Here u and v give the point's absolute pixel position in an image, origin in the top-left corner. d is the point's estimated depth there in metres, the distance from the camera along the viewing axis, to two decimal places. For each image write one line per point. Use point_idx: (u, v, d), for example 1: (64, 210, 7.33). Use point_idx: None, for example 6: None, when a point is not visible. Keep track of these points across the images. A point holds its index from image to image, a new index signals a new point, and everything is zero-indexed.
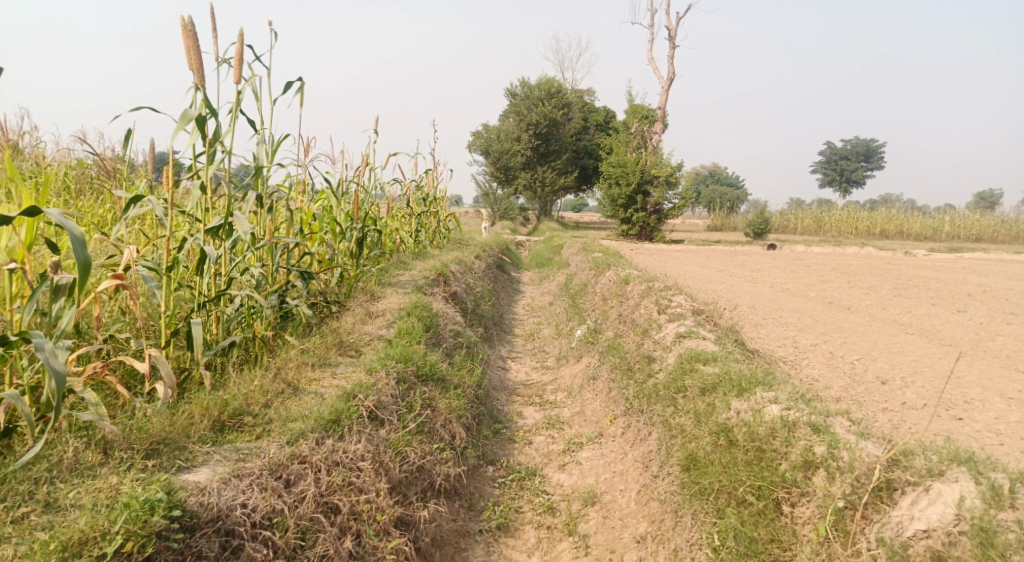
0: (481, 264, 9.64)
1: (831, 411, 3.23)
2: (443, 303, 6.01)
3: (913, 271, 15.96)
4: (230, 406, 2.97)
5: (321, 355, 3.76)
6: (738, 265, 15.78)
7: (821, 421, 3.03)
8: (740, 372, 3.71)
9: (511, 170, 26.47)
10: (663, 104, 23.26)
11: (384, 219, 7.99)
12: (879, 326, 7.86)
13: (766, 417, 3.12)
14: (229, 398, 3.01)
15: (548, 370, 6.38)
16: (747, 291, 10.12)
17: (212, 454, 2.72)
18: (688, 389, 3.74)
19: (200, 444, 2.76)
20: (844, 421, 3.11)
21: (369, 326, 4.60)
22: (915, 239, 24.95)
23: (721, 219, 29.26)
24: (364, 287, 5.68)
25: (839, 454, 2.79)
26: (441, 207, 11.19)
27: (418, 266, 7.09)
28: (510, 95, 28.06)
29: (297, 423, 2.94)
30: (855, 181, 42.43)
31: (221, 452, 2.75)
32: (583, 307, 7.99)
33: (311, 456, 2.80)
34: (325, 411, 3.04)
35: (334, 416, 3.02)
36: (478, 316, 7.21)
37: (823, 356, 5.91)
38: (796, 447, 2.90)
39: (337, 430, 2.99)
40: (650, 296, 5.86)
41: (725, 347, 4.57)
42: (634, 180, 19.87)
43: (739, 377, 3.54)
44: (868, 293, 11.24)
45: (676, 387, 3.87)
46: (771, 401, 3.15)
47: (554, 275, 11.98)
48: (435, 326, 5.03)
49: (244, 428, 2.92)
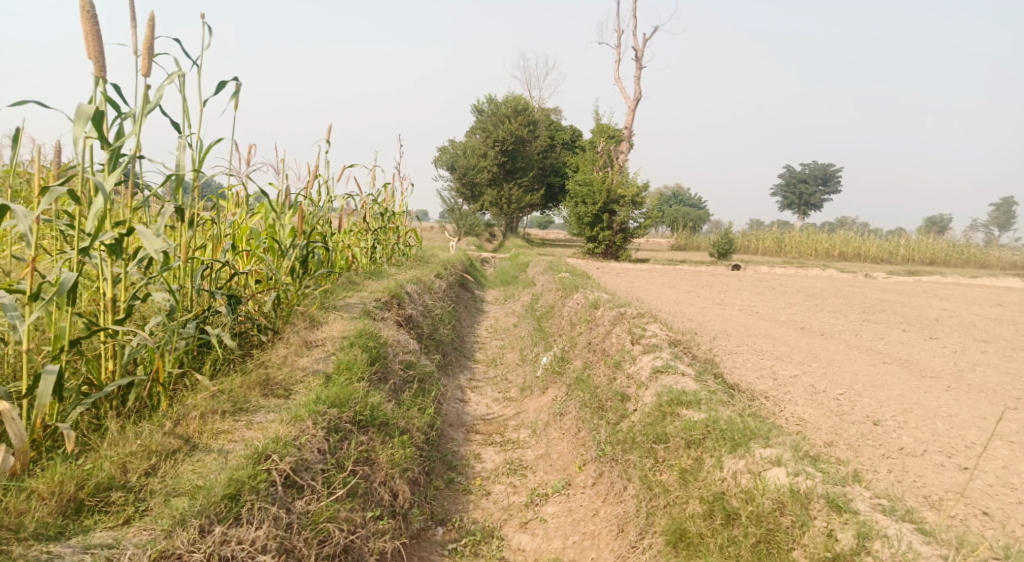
0: (441, 282, 9.08)
1: (843, 476, 2.79)
2: (396, 329, 5.46)
3: (877, 294, 15.87)
4: (91, 479, 2.44)
5: (240, 397, 3.22)
6: (704, 286, 15.51)
7: (840, 495, 2.58)
8: (731, 419, 3.23)
9: (476, 186, 26.02)
10: (629, 124, 23.12)
11: (335, 234, 7.41)
12: (856, 354, 7.50)
13: (770, 484, 2.68)
14: (94, 469, 2.47)
15: (510, 403, 5.83)
16: (717, 315, 9.73)
17: (48, 556, 2.18)
18: (669, 439, 3.24)
19: (38, 539, 2.23)
20: (864, 492, 2.65)
21: (306, 359, 4.05)
22: (874, 262, 25.12)
23: (686, 239, 29.16)
24: (305, 310, 5.14)
25: (874, 550, 2.34)
26: (401, 222, 10.62)
27: (371, 286, 6.51)
28: (476, 110, 27.65)
29: (180, 500, 2.43)
30: (814, 205, 43.01)
31: (65, 549, 2.23)
32: (549, 331, 7.48)
33: (189, 555, 2.30)
34: (219, 484, 2.50)
35: (231, 491, 2.50)
36: (435, 341, 6.64)
37: (806, 389, 5.48)
38: (813, 534, 2.46)
39: (231, 513, 2.46)
40: (622, 324, 5.38)
41: (707, 385, 4.09)
42: (601, 198, 19.58)
43: (732, 426, 3.06)
44: (837, 318, 10.96)
45: (655, 436, 3.37)
46: (775, 464, 2.71)
47: (518, 295, 11.47)
48: (383, 358, 4.49)
49: (111, 509, 2.40)
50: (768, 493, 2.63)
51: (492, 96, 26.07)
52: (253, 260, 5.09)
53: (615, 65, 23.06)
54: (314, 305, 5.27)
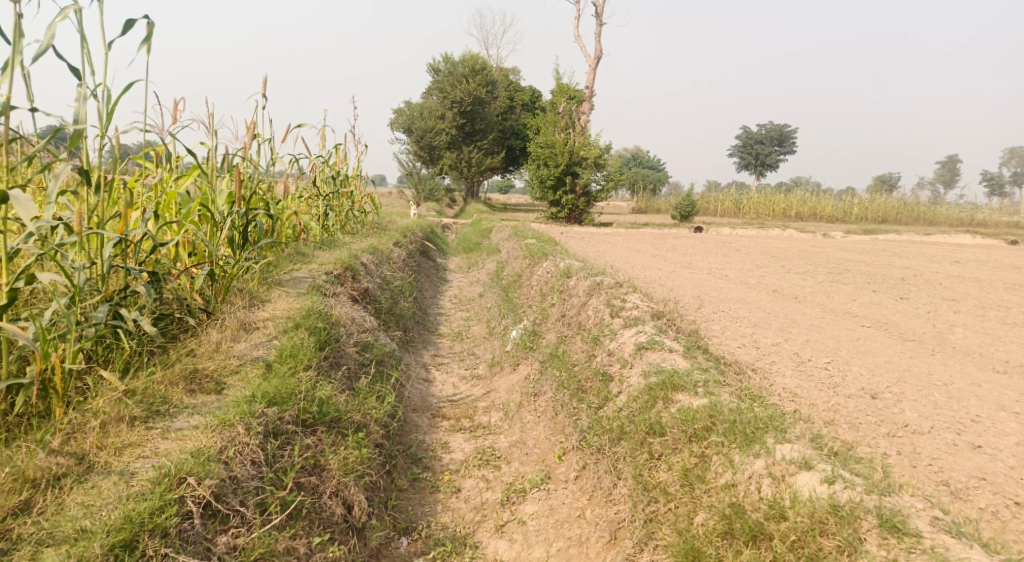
0: (399, 251, 8.51)
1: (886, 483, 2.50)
2: (350, 306, 4.95)
3: (839, 254, 15.82)
4: None
5: (154, 399, 2.73)
6: (669, 249, 15.20)
7: (894, 512, 2.29)
8: (736, 406, 2.85)
9: (435, 150, 25.23)
10: (590, 83, 22.56)
11: (280, 202, 6.79)
12: (834, 317, 7.23)
13: (802, 495, 2.39)
14: None
15: (479, 382, 5.37)
16: (687, 279, 9.39)
17: None
18: (666, 431, 2.87)
19: None
20: (916, 505, 2.39)
21: (241, 347, 3.55)
22: (830, 221, 25.26)
23: (647, 201, 28.92)
24: (245, 286, 4.62)
25: None
26: (356, 188, 9.98)
27: (321, 257, 5.96)
28: (432, 71, 26.67)
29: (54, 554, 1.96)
30: (771, 165, 43.19)
31: None
32: (517, 301, 7.03)
33: None
34: (110, 527, 2.05)
35: (128, 533, 2.06)
36: (395, 316, 6.13)
37: (793, 359, 5.14)
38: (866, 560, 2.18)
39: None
40: (598, 294, 4.96)
41: (698, 363, 3.71)
42: (563, 161, 19.06)
43: (744, 419, 2.74)
44: (806, 279, 10.75)
45: (647, 426, 2.99)
46: (807, 471, 2.44)
47: (481, 262, 10.95)
48: (335, 339, 3.99)
49: None
50: (802, 508, 2.33)
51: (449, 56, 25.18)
52: (182, 231, 4.54)
53: (576, 22, 22.38)
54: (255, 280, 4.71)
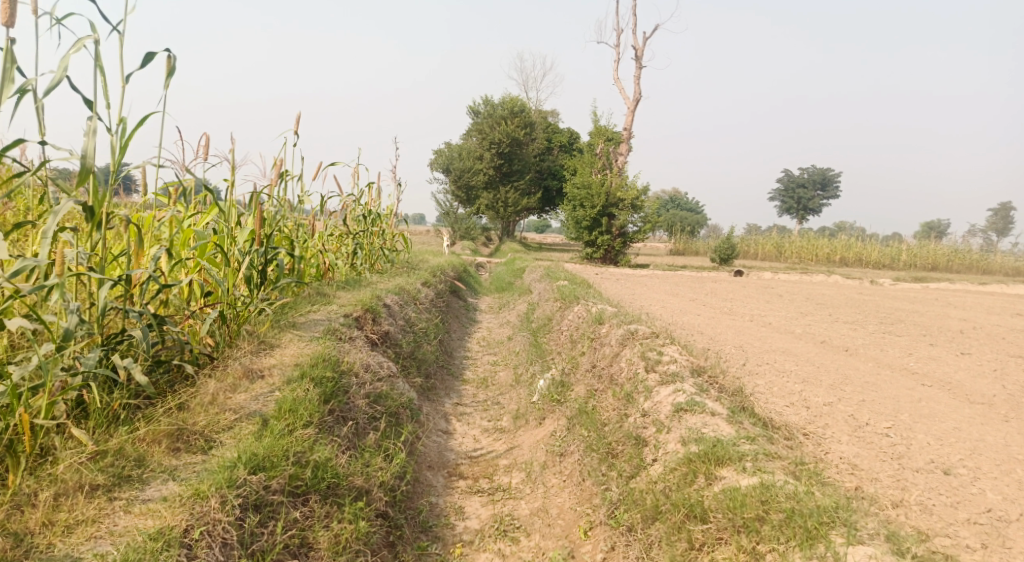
0: (428, 292, 8.24)
1: None
2: (367, 351, 4.66)
3: (889, 302, 15.09)
4: None
5: (126, 464, 2.48)
6: (708, 293, 14.68)
7: None
8: (793, 493, 2.47)
9: (472, 189, 25.25)
10: (628, 125, 22.39)
11: (305, 240, 6.61)
12: (891, 374, 6.67)
13: None
14: None
15: (502, 435, 5.00)
16: (729, 327, 8.90)
17: None
18: (712, 517, 2.55)
19: None
20: None
21: (239, 398, 3.28)
22: (876, 268, 24.38)
23: (685, 243, 28.42)
24: (256, 328, 4.39)
25: None
26: (387, 225, 9.81)
27: (343, 298, 5.71)
28: (471, 112, 26.86)
29: None
30: (813, 209, 42.31)
31: None
32: (547, 347, 6.67)
33: None
34: None
35: None
36: (416, 362, 5.82)
37: (848, 422, 4.66)
38: None
39: None
40: (632, 345, 4.58)
41: (744, 429, 3.30)
42: (600, 202, 18.79)
43: (806, 511, 2.40)
44: (856, 329, 10.14)
45: (689, 508, 2.65)
46: None
47: (513, 304, 10.63)
48: (344, 389, 3.69)
49: None
50: None
51: (488, 97, 25.37)
52: (194, 270, 4.35)
53: (615, 65, 22.36)
54: (267, 324, 4.48)
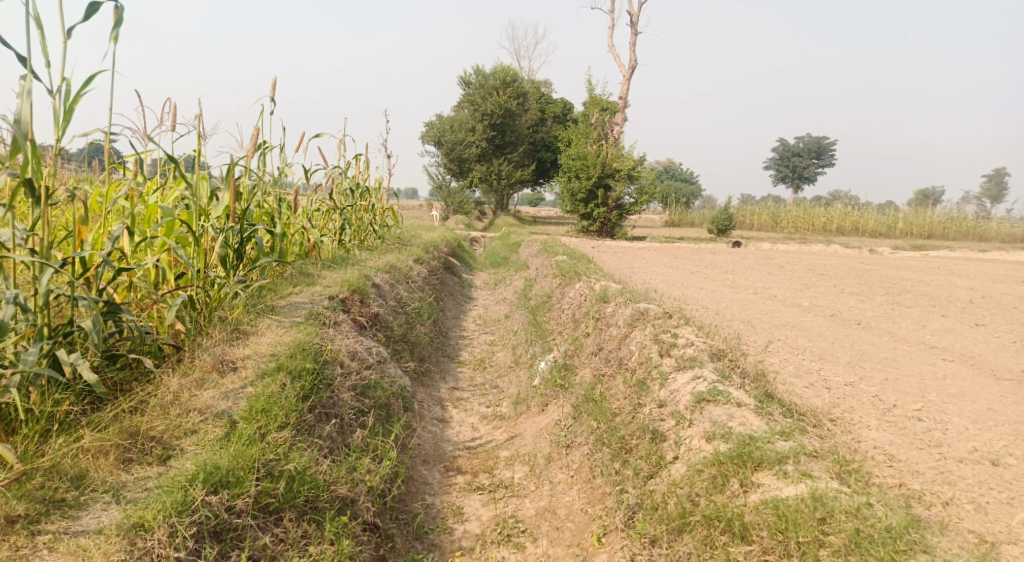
0: (420, 268, 7.84)
1: None
2: (353, 337, 4.28)
3: (891, 272, 14.78)
4: None
5: (59, 486, 2.16)
6: (707, 265, 14.32)
7: None
8: (856, 517, 2.21)
9: (464, 162, 24.73)
10: (623, 94, 21.84)
11: (287, 216, 6.19)
12: (908, 348, 6.34)
13: None
14: None
15: (502, 423, 4.64)
16: (734, 301, 8.55)
17: None
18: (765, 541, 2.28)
19: None
20: None
21: (205, 394, 2.90)
22: (873, 236, 24.10)
23: (680, 215, 28.04)
24: (229, 313, 4.00)
25: None
26: (377, 200, 9.38)
27: (329, 278, 5.32)
28: (463, 83, 26.19)
29: None
30: (808, 178, 41.90)
31: None
32: (546, 326, 6.31)
33: None
34: None
35: None
36: (409, 345, 5.45)
37: (875, 404, 4.32)
38: None
39: None
40: (642, 325, 4.21)
41: (774, 423, 2.96)
42: (595, 173, 18.32)
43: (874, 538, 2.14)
44: (863, 301, 9.82)
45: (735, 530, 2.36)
46: None
47: (508, 279, 10.24)
48: (326, 382, 3.33)
49: None
50: None
51: (479, 67, 24.73)
52: (158, 250, 3.96)
53: (610, 32, 21.75)
54: (242, 308, 4.10)
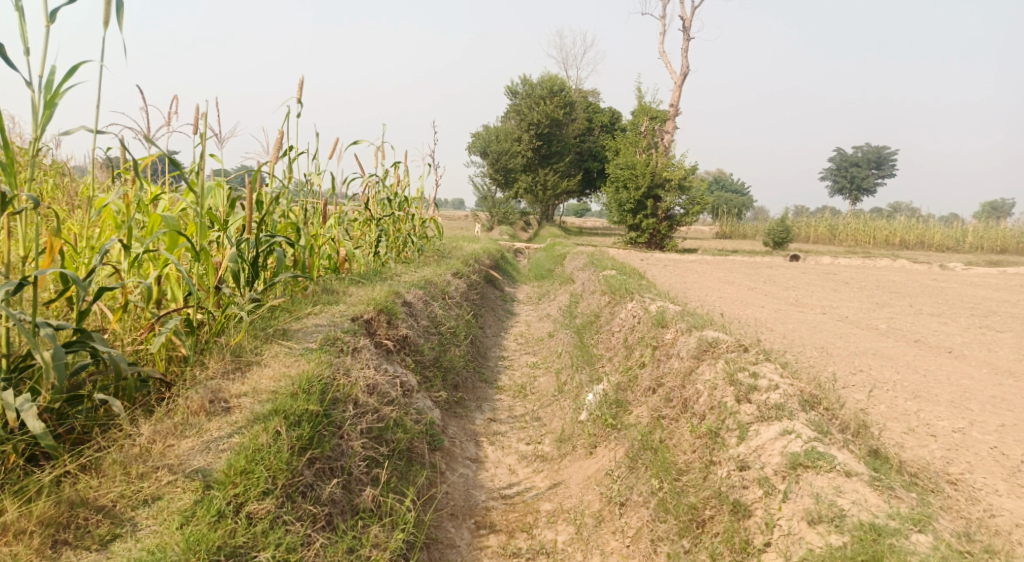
0: (459, 282, 7.31)
1: None
2: (375, 366, 3.72)
3: (968, 291, 13.62)
4: None
5: None
6: (766, 281, 13.44)
7: None
8: None
9: (510, 172, 24.25)
10: (675, 102, 21.05)
11: (315, 227, 5.70)
12: (1013, 384, 5.50)
13: None
14: None
15: (543, 466, 4.02)
16: (801, 323, 7.76)
17: None
18: None
19: None
20: None
21: (184, 444, 2.37)
22: (939, 250, 22.68)
23: (731, 226, 27.00)
24: (230, 339, 3.49)
25: None
26: (417, 208, 8.88)
27: (355, 296, 4.78)
28: (510, 92, 25.76)
29: None
30: (866, 189, 40.13)
31: None
32: (595, 350, 5.66)
33: None
34: None
35: None
36: (441, 371, 4.89)
37: (998, 460, 3.56)
38: None
39: None
40: (713, 360, 3.55)
41: (897, 502, 2.30)
42: (644, 184, 17.60)
43: None
44: (944, 324, 8.88)
45: None
46: None
47: (553, 294, 9.61)
48: (334, 426, 2.75)
49: None
50: None
51: (526, 77, 24.28)
52: (159, 264, 3.49)
53: (661, 39, 21.05)
54: (248, 334, 3.57)
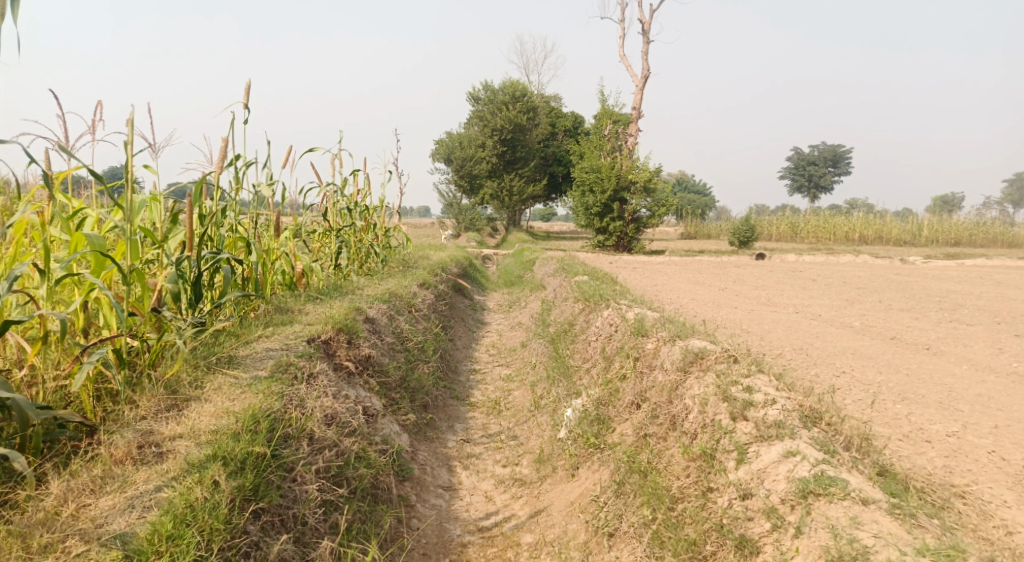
0: (425, 294, 6.98)
1: None
2: (335, 393, 3.38)
3: (932, 284, 13.71)
4: None
5: None
6: (735, 281, 13.35)
7: None
8: None
9: (475, 179, 24.00)
10: (637, 104, 21.01)
11: (269, 241, 5.33)
12: (997, 380, 5.35)
13: None
14: None
15: (522, 491, 3.72)
16: (777, 323, 7.60)
17: None
18: None
19: None
20: None
21: (102, 501, 2.10)
22: (898, 244, 23.00)
23: (696, 227, 27.09)
24: (165, 371, 3.11)
25: None
26: (379, 218, 8.52)
27: (312, 314, 4.43)
28: (472, 98, 25.49)
29: None
30: (825, 187, 40.76)
31: None
32: (571, 360, 5.39)
33: None
34: None
35: None
36: (408, 392, 4.56)
37: (1000, 466, 3.35)
38: None
39: None
40: (702, 373, 3.29)
41: (921, 532, 2.12)
42: (610, 186, 17.44)
43: None
44: (917, 319, 8.81)
45: None
46: None
47: (523, 301, 9.32)
48: (284, 467, 2.50)
49: None
50: None
51: (487, 82, 24.05)
52: (84, 290, 3.14)
53: (621, 42, 21.00)
54: (189, 364, 3.22)
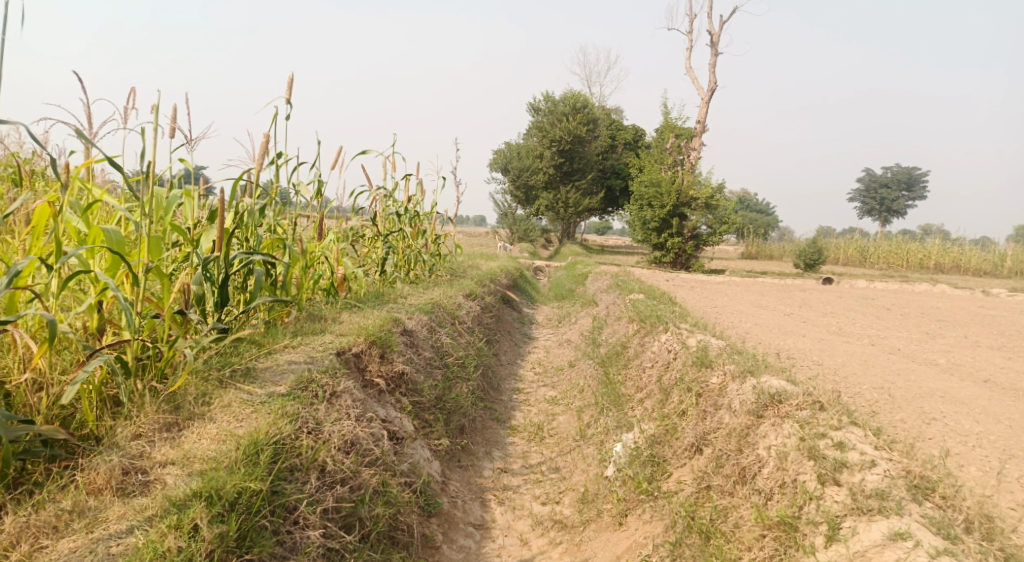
0: (471, 304, 6.61)
1: None
2: (357, 415, 3.02)
3: (1020, 320, 12.61)
4: None
5: None
6: (801, 306, 12.57)
7: None
8: None
9: (532, 190, 23.68)
10: (702, 118, 20.32)
11: (309, 243, 5.05)
12: None
13: None
14: None
15: (562, 537, 3.27)
16: (851, 356, 6.94)
17: None
18: None
19: None
20: None
21: (61, 544, 1.90)
22: (978, 274, 21.53)
23: (758, 247, 26.06)
24: (172, 384, 2.80)
25: None
26: (430, 223, 8.23)
27: (345, 325, 4.10)
28: (532, 108, 25.21)
29: None
30: (898, 211, 38.88)
31: None
32: (623, 387, 4.93)
33: None
34: None
35: None
36: (444, 415, 4.19)
37: None
38: None
39: None
40: (779, 421, 2.79)
41: None
42: (670, 202, 16.82)
43: None
44: (1008, 358, 7.97)
45: None
46: None
47: (574, 317, 8.88)
48: (286, 507, 2.25)
49: None
50: None
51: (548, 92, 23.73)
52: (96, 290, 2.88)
53: (688, 54, 20.37)
54: (200, 376, 2.91)
